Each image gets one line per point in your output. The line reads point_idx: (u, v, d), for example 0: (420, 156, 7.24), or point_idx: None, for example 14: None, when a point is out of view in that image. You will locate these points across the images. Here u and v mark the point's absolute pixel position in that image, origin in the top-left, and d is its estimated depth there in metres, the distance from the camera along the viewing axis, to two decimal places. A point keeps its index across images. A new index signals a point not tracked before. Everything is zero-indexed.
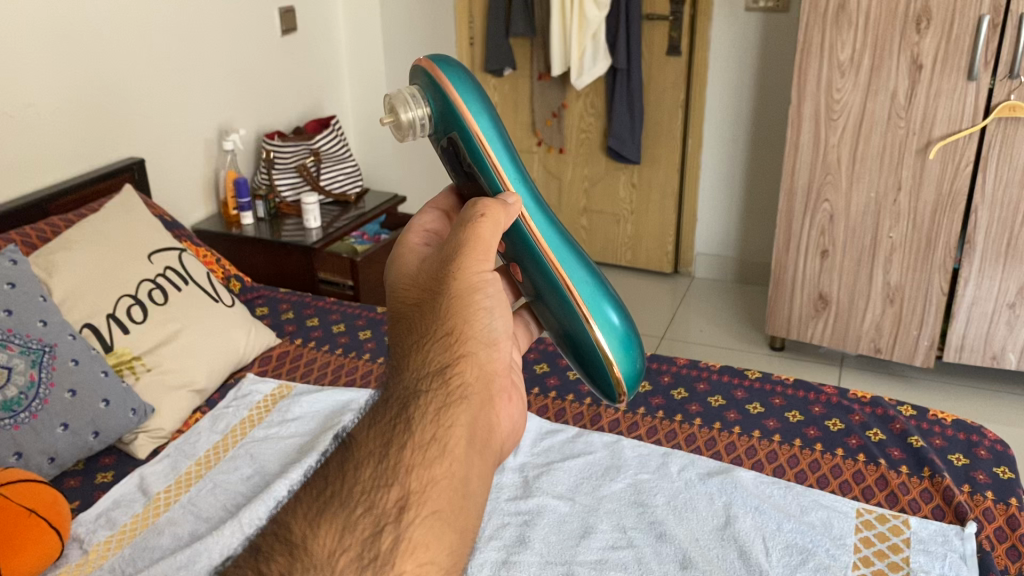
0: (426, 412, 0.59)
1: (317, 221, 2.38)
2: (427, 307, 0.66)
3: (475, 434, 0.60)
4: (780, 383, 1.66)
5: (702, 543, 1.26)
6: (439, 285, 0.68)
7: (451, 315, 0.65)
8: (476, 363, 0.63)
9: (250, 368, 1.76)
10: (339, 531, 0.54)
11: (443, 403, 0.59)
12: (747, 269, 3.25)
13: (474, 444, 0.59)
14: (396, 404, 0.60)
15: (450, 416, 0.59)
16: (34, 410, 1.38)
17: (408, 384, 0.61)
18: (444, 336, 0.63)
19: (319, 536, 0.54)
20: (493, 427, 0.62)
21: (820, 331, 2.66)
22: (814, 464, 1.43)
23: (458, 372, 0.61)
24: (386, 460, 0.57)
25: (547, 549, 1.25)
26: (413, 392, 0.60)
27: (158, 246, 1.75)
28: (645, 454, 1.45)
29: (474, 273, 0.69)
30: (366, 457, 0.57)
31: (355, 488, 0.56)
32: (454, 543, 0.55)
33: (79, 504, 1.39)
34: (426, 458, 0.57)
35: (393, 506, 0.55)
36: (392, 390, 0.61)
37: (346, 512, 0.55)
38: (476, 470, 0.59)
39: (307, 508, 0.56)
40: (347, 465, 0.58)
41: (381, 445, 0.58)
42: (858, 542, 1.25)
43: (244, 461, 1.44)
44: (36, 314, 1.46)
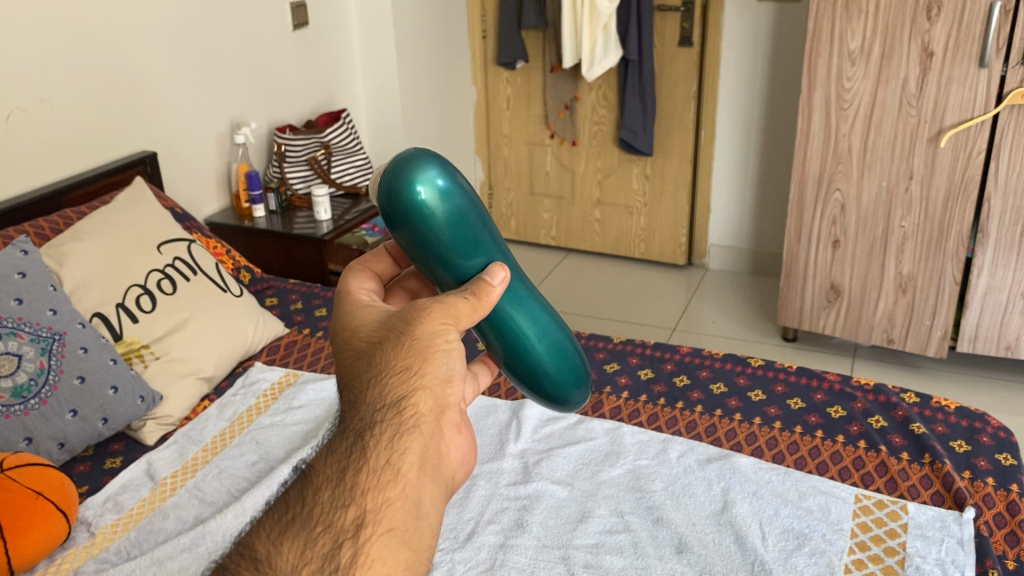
0: (380, 438, 0.61)
1: (328, 213, 2.41)
2: (387, 345, 0.69)
3: (426, 457, 0.63)
4: (783, 371, 1.65)
5: (699, 527, 1.26)
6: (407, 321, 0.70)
7: (408, 354, 0.68)
8: (430, 393, 0.66)
9: (258, 357, 1.79)
10: (301, 547, 0.56)
11: (395, 432, 0.62)
12: (761, 260, 3.23)
13: (428, 470, 0.63)
14: (351, 433, 0.62)
15: (403, 443, 0.62)
16: (44, 397, 1.41)
17: (363, 416, 0.63)
18: (395, 373, 0.66)
19: (282, 551, 0.56)
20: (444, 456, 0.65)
21: (833, 322, 2.65)
22: (814, 450, 1.43)
23: (411, 403, 0.65)
24: (345, 482, 0.59)
25: (544, 532, 1.27)
26: (367, 422, 0.62)
27: (167, 237, 1.78)
28: (644, 440, 1.46)
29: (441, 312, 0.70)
30: (325, 481, 0.60)
31: (315, 511, 0.58)
32: (409, 559, 0.58)
33: (88, 488, 1.42)
34: (381, 480, 0.59)
35: (351, 524, 0.57)
36: (347, 422, 0.63)
37: (308, 529, 0.57)
38: (427, 492, 0.62)
39: (268, 529, 0.58)
40: (306, 489, 0.60)
41: (339, 466, 0.60)
42: (856, 527, 1.25)
43: (249, 448, 1.46)
44: (46, 303, 1.49)
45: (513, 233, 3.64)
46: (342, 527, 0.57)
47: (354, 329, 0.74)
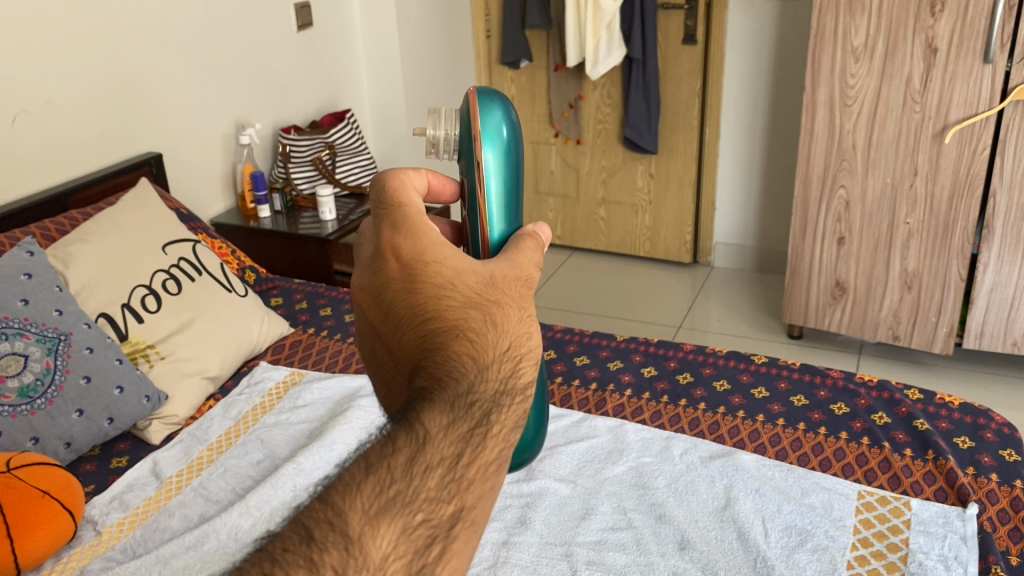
0: (505, 423, 0.49)
1: (332, 213, 2.41)
2: (505, 309, 0.56)
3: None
4: (786, 368, 1.65)
5: (702, 524, 1.27)
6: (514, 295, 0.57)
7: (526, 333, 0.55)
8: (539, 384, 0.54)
9: (263, 357, 1.80)
10: (396, 534, 0.43)
11: (516, 426, 0.49)
12: (766, 258, 3.22)
13: None
14: (477, 403, 0.48)
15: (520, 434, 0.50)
16: (50, 397, 1.42)
17: (489, 384, 0.49)
18: (524, 352, 0.53)
19: (375, 536, 0.43)
20: None
21: (838, 319, 2.64)
22: (818, 447, 1.43)
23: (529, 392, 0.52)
24: (456, 469, 0.46)
25: (547, 530, 1.27)
26: (494, 399, 0.49)
27: (171, 238, 1.79)
28: (648, 437, 1.46)
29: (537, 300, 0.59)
30: (436, 455, 0.45)
31: (415, 493, 0.45)
32: None
33: (94, 488, 1.42)
34: (486, 474, 0.47)
35: (447, 519, 0.45)
36: (470, 380, 0.49)
37: (405, 514, 0.44)
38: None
39: (364, 497, 0.44)
40: (413, 456, 0.45)
41: (457, 441, 0.46)
42: (858, 524, 1.25)
43: (254, 447, 1.47)
44: (52, 304, 1.50)
45: None
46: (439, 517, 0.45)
47: (442, 263, 0.59)
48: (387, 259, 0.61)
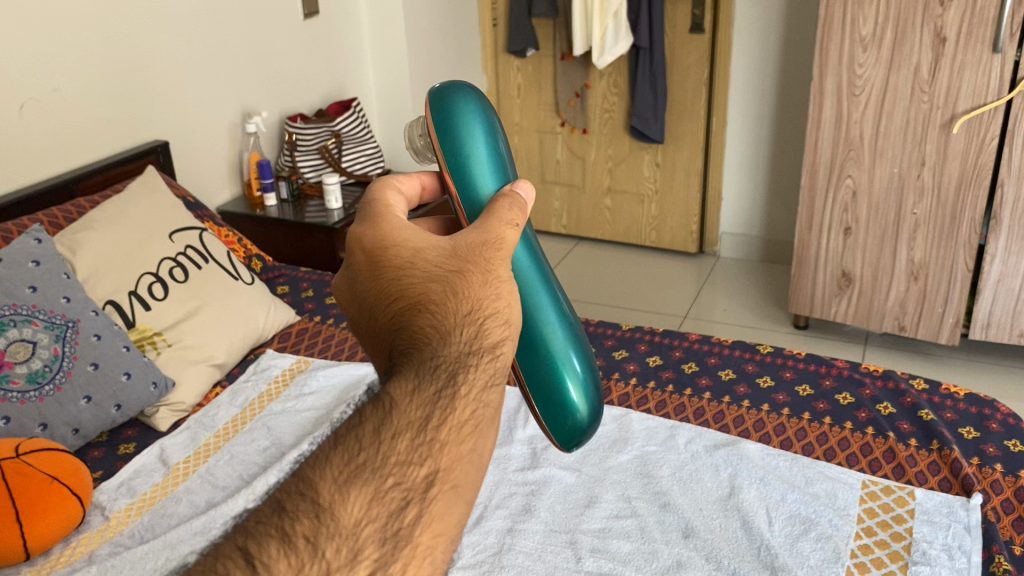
0: (473, 385, 0.54)
1: (339, 202, 2.41)
2: (468, 276, 0.61)
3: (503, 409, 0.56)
4: (792, 357, 1.64)
5: (706, 512, 1.27)
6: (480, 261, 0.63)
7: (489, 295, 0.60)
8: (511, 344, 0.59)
9: (269, 344, 1.80)
10: (369, 497, 0.48)
11: (484, 382, 0.54)
12: (773, 248, 3.22)
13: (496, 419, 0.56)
14: (443, 371, 0.54)
15: (490, 393, 0.54)
16: (58, 383, 1.43)
17: (454, 352, 0.55)
18: (486, 314, 0.59)
19: (349, 500, 0.48)
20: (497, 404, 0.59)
21: (844, 310, 2.64)
22: (822, 436, 1.43)
23: (500, 349, 0.57)
24: (425, 433, 0.51)
25: (552, 517, 1.28)
26: (461, 363, 0.54)
27: (178, 226, 1.80)
28: (652, 426, 1.46)
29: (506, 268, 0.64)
30: (404, 422, 0.51)
31: (386, 458, 0.49)
32: (462, 514, 0.51)
33: (102, 474, 1.43)
34: (459, 434, 0.52)
35: (422, 480, 0.50)
36: (436, 352, 0.55)
37: (377, 480, 0.49)
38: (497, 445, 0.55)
39: (335, 468, 0.48)
40: (381, 424, 0.50)
41: (423, 406, 0.51)
42: (862, 513, 1.25)
43: (261, 433, 1.48)
44: (60, 291, 1.50)
45: None
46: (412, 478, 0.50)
47: (404, 244, 0.64)
48: (355, 251, 0.66)
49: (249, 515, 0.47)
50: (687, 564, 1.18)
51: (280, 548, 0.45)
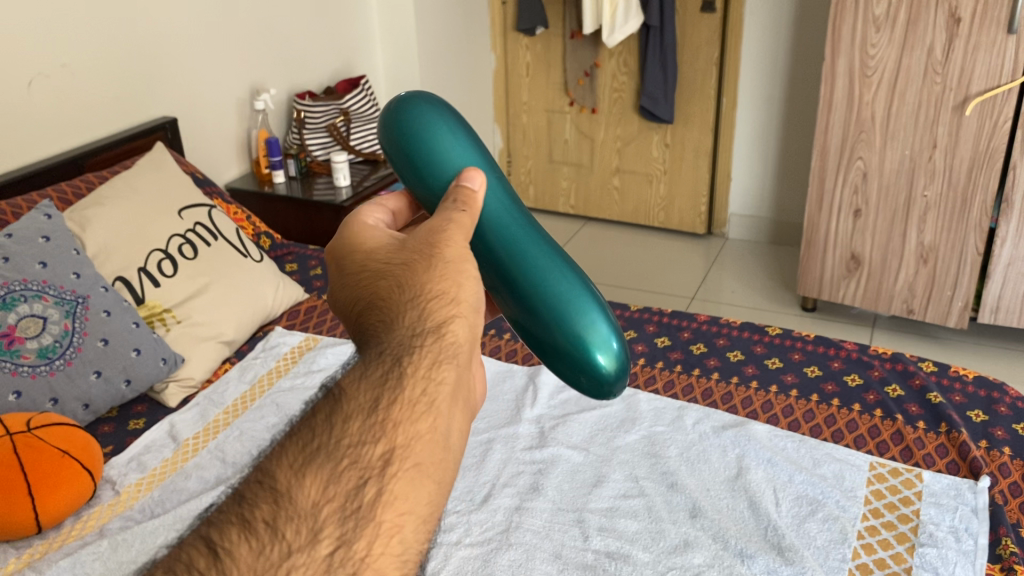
0: (420, 365, 0.56)
1: (347, 179, 2.41)
2: (416, 266, 0.63)
3: (461, 388, 0.58)
4: (801, 339, 1.64)
5: (713, 492, 1.28)
6: (431, 247, 0.65)
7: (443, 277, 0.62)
8: (465, 322, 0.61)
9: (278, 322, 1.81)
10: (325, 479, 0.50)
11: (432, 361, 0.56)
12: (782, 229, 3.20)
13: (458, 398, 0.57)
14: (390, 356, 0.56)
15: (441, 371, 0.56)
16: (69, 358, 1.43)
17: (402, 338, 0.57)
18: (433, 298, 0.60)
19: (304, 484, 0.50)
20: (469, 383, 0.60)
21: (852, 292, 2.64)
22: (830, 418, 1.43)
23: (449, 328, 0.59)
24: (376, 414, 0.53)
25: (559, 496, 1.28)
26: (408, 347, 0.56)
27: (187, 203, 1.80)
28: (660, 407, 1.46)
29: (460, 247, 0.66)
30: (355, 408, 0.53)
31: (339, 442, 0.52)
32: (431, 493, 0.52)
33: (112, 449, 1.44)
34: (412, 412, 0.54)
35: (378, 460, 0.51)
36: (386, 341, 0.57)
37: (332, 463, 0.51)
38: (457, 426, 0.57)
39: (290, 457, 0.51)
40: (333, 413, 0.53)
41: (372, 392, 0.54)
42: (869, 495, 1.25)
43: (270, 410, 1.48)
44: (70, 267, 1.51)
45: (532, 200, 3.63)
46: (366, 458, 0.51)
47: (363, 250, 0.68)
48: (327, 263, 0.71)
49: (212, 508, 0.50)
50: (694, 543, 1.18)
51: (238, 535, 0.48)
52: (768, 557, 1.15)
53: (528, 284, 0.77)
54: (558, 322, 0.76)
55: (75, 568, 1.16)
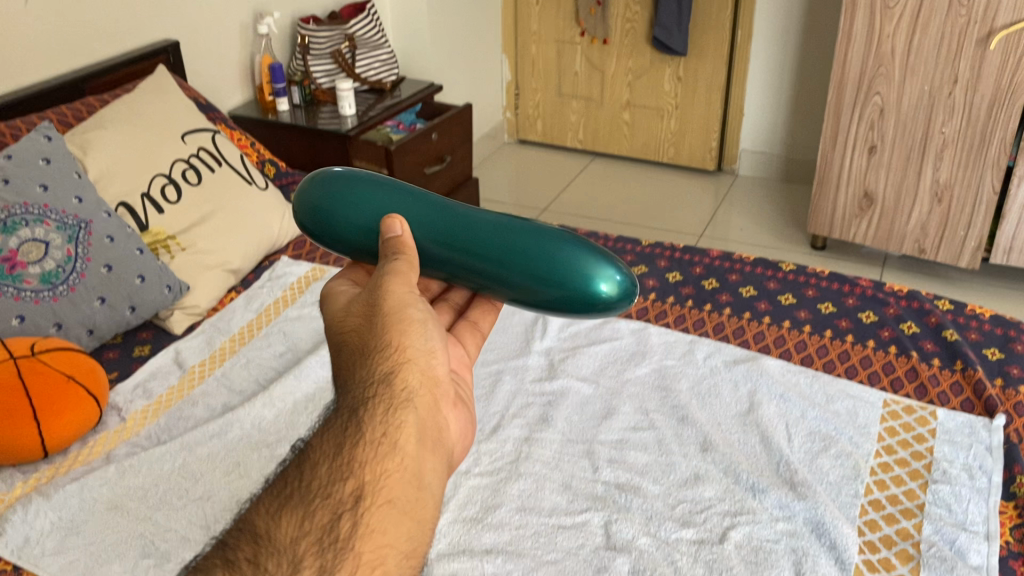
0: (375, 414, 0.72)
1: (351, 109, 2.35)
2: (366, 329, 0.80)
3: (424, 431, 0.75)
4: (815, 275, 1.61)
5: (724, 426, 1.26)
6: (375, 306, 0.81)
7: (389, 334, 0.79)
8: (415, 366, 0.78)
9: (284, 252, 1.78)
10: (299, 519, 0.66)
11: (385, 409, 0.73)
12: (794, 167, 3.15)
13: (423, 439, 0.74)
14: (347, 410, 0.73)
15: (397, 416, 0.73)
16: (72, 284, 1.41)
17: (357, 395, 0.74)
18: (385, 356, 0.77)
19: (282, 524, 0.66)
20: (435, 423, 0.78)
21: (863, 231, 2.60)
22: (844, 354, 1.41)
23: (401, 376, 0.76)
24: (341, 457, 0.70)
25: (569, 428, 1.27)
26: (362, 399, 0.74)
27: (190, 127, 1.75)
28: (671, 341, 1.44)
29: (403, 295, 0.82)
30: (322, 457, 0.70)
31: (313, 489, 0.68)
32: (408, 527, 0.69)
33: (118, 375, 1.43)
34: (376, 453, 0.70)
35: (350, 496, 0.67)
36: (344, 400, 0.74)
37: (306, 505, 0.67)
38: (426, 464, 0.74)
39: (269, 507, 0.68)
40: (305, 468, 0.70)
41: (334, 447, 0.70)
42: (883, 431, 1.24)
43: (277, 338, 1.48)
44: (71, 191, 1.47)
45: (539, 134, 3.57)
46: (342, 495, 0.68)
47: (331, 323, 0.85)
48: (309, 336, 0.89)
49: (209, 554, 0.66)
50: (704, 477, 1.18)
51: (228, 571, 0.64)
52: (780, 492, 1.14)
53: (511, 264, 0.85)
54: (556, 280, 0.84)
55: (84, 493, 1.17)
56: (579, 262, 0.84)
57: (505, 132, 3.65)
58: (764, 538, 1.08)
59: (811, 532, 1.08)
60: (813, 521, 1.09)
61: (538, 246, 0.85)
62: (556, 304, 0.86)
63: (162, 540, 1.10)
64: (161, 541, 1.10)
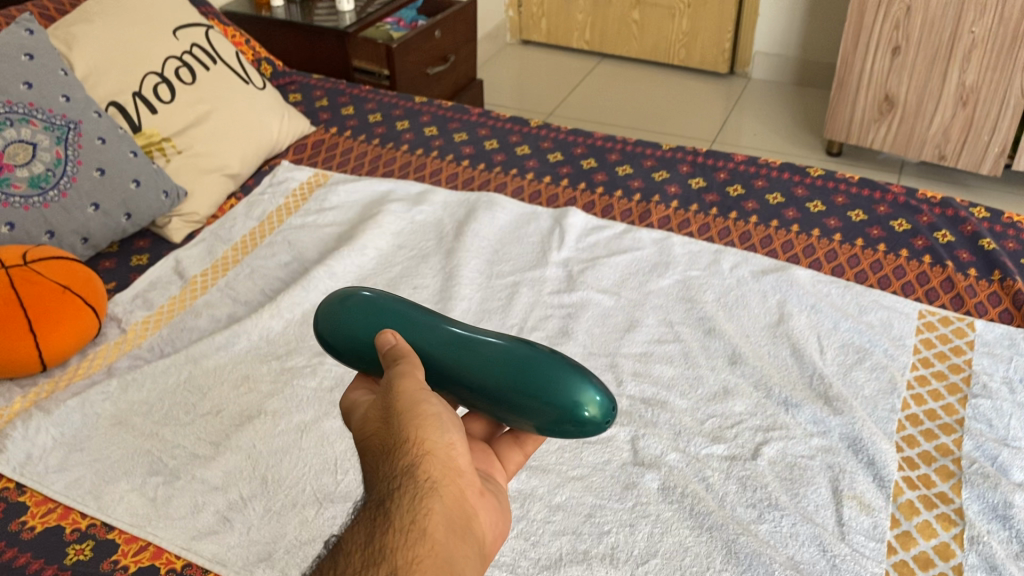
0: (402, 504, 0.61)
1: (350, 3, 2.20)
2: (383, 428, 0.67)
3: (453, 518, 0.62)
4: (844, 181, 1.53)
5: (753, 339, 1.21)
6: (390, 403, 0.68)
7: (405, 427, 0.65)
8: (439, 458, 0.64)
9: (284, 156, 1.70)
10: None
11: (414, 497, 0.61)
12: (809, 70, 3.03)
13: (454, 530, 0.61)
14: (375, 503, 0.62)
15: (423, 505, 0.61)
16: (64, 189, 1.32)
17: (382, 487, 0.63)
18: (403, 451, 0.64)
19: None
20: (471, 515, 0.64)
21: (882, 136, 2.51)
22: (876, 264, 1.35)
23: (422, 466, 0.63)
24: (374, 546, 0.59)
25: (590, 341, 1.22)
26: (387, 490, 0.62)
27: (182, 22, 1.64)
28: (695, 251, 1.38)
29: (418, 390, 0.68)
30: (354, 547, 0.60)
31: None
32: None
33: (116, 284, 1.36)
34: (409, 539, 0.59)
35: None
36: (372, 494, 0.63)
37: None
38: (462, 555, 0.61)
39: None
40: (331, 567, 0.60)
41: (364, 535, 0.60)
42: (918, 343, 1.19)
43: (282, 248, 1.42)
44: (58, 89, 1.37)
45: (544, 35, 3.43)
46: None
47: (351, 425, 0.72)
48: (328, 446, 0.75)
49: None
50: (734, 391, 1.13)
51: None
52: (815, 406, 1.09)
53: (491, 386, 0.70)
54: (544, 398, 0.68)
55: (86, 408, 1.11)
56: (571, 387, 0.68)
57: (508, 33, 3.51)
58: (799, 454, 1.03)
59: (848, 448, 1.03)
60: (849, 437, 1.05)
61: (520, 362, 0.70)
62: (552, 432, 0.70)
63: (170, 457, 1.05)
64: (169, 458, 1.05)
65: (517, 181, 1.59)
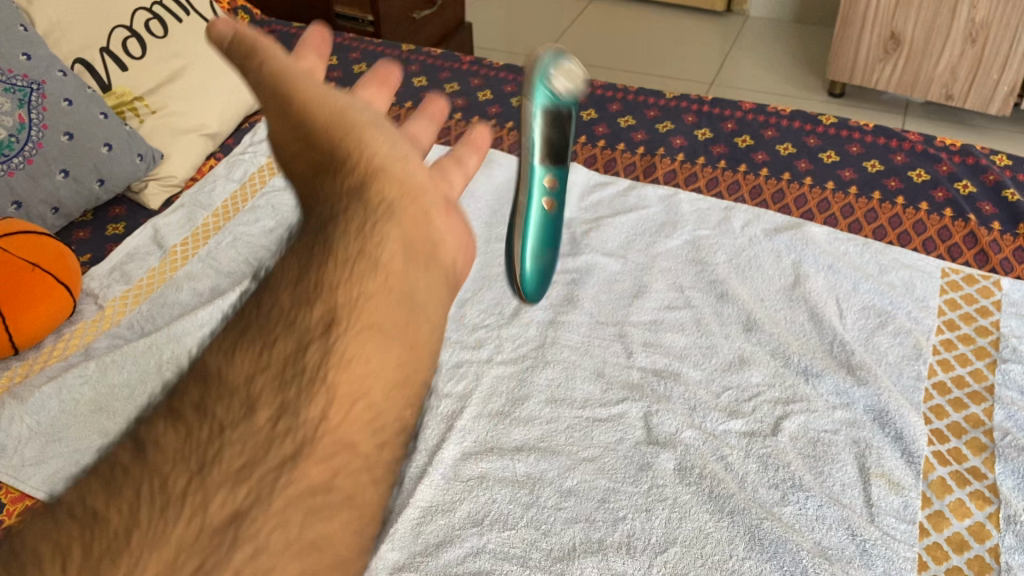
0: (328, 263, 0.47)
1: None
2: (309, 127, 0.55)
3: (412, 244, 0.52)
4: (858, 130, 1.45)
5: (768, 303, 1.14)
6: (311, 120, 0.55)
7: (337, 137, 0.54)
8: (378, 263, 0.49)
9: (266, 113, 1.60)
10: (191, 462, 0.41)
11: (346, 281, 0.47)
12: (810, 7, 2.92)
13: (376, 353, 0.46)
14: (301, 252, 0.48)
15: (358, 279, 0.47)
16: (29, 156, 1.23)
17: (309, 240, 0.49)
18: (341, 172, 0.52)
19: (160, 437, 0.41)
20: (416, 294, 0.50)
21: (887, 75, 2.43)
22: (895, 219, 1.28)
23: (350, 244, 0.48)
24: (301, 287, 0.46)
25: (597, 308, 1.15)
26: (308, 259, 0.48)
27: None
28: (704, 209, 1.30)
29: (355, 141, 0.54)
30: (268, 296, 0.47)
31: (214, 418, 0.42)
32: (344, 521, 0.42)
33: (91, 257, 1.28)
34: (313, 392, 0.43)
35: (265, 425, 0.42)
36: (298, 239, 0.50)
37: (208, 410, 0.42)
38: (397, 365, 0.47)
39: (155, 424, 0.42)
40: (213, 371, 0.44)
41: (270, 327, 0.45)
42: (943, 305, 1.13)
43: (266, 213, 1.34)
44: (17, 47, 1.27)
45: None
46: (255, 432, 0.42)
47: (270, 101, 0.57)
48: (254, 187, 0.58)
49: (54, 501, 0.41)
50: (751, 360, 1.06)
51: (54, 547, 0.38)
52: (837, 376, 1.03)
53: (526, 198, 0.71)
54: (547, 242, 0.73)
55: (63, 394, 1.04)
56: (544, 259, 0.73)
57: None
58: (822, 429, 0.97)
59: (874, 422, 0.98)
60: (874, 409, 0.99)
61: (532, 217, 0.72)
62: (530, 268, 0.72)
63: None
64: None
65: (513, 135, 1.50)
